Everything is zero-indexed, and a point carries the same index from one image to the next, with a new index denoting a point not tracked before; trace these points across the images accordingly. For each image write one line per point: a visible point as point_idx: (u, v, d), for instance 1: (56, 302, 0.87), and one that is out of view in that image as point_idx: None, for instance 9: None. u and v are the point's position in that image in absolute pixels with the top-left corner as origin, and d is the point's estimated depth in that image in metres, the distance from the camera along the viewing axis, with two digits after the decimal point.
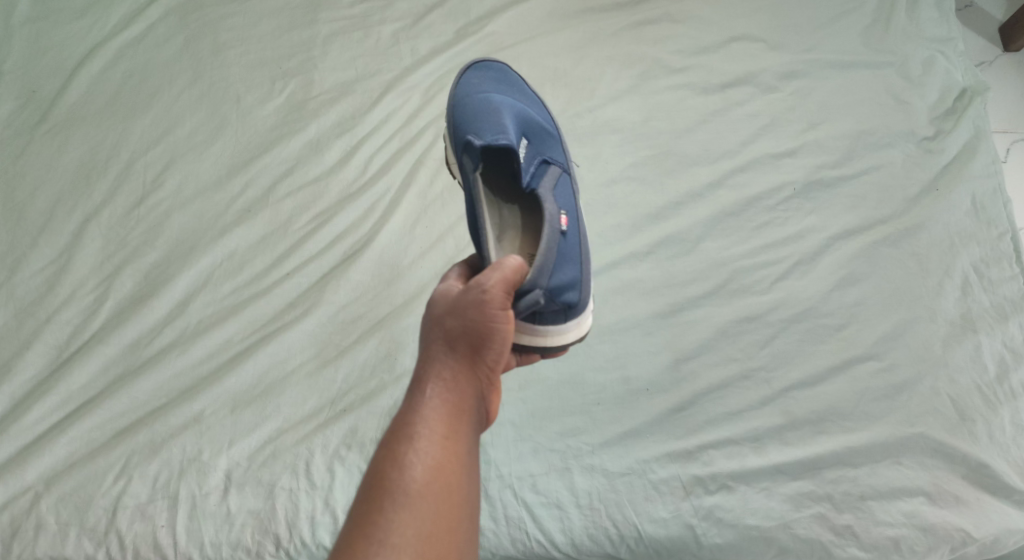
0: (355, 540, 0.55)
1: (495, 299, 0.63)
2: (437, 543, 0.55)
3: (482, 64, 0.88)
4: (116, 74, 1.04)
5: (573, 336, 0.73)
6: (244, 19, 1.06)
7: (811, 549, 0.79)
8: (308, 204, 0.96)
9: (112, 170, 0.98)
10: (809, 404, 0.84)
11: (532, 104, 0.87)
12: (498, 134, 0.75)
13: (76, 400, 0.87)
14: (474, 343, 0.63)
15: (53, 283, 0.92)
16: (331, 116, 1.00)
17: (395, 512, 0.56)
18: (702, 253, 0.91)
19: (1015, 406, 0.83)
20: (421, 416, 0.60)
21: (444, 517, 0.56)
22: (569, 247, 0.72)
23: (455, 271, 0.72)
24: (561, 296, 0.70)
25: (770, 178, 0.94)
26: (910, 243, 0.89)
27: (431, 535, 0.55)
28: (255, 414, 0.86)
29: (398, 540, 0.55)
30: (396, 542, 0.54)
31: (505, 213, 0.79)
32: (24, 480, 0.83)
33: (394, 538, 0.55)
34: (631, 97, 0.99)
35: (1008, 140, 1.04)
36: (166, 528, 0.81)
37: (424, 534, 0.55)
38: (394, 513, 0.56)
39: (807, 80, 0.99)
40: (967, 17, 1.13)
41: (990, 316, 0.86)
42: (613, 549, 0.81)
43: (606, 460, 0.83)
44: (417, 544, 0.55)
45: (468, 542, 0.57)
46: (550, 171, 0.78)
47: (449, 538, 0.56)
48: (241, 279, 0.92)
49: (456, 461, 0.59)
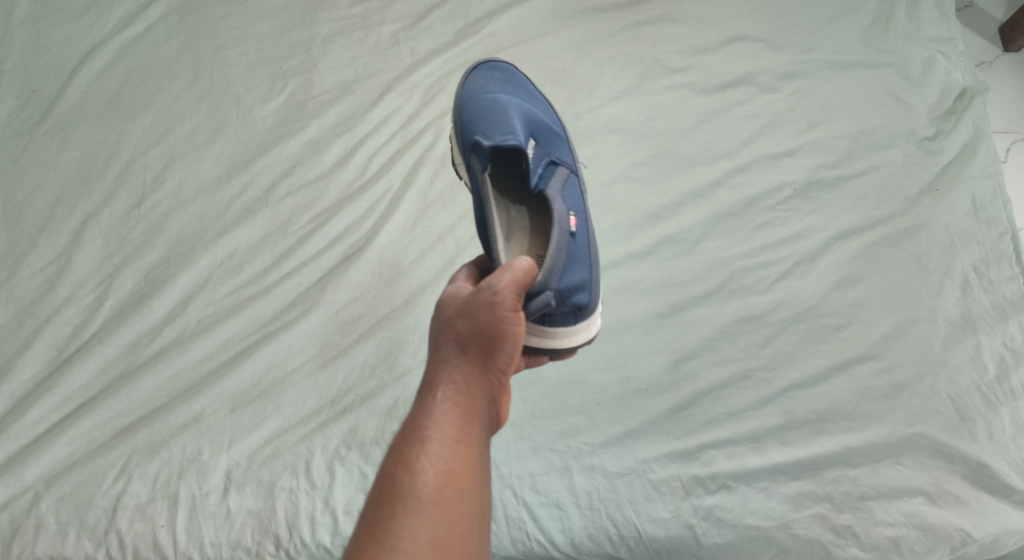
0: (365, 546, 0.54)
1: (506, 300, 0.63)
2: (450, 550, 0.54)
3: (490, 64, 0.88)
4: (116, 74, 1.04)
5: (582, 338, 0.73)
6: (244, 20, 1.06)
7: (811, 550, 0.79)
8: (308, 204, 0.96)
9: (112, 169, 0.98)
10: (809, 404, 0.84)
11: (539, 104, 0.87)
12: (507, 134, 0.75)
13: (76, 400, 0.87)
14: (485, 345, 0.63)
15: (54, 283, 0.92)
16: (331, 116, 1.00)
17: (407, 518, 0.55)
18: (702, 253, 0.91)
19: (1014, 406, 0.83)
20: (432, 419, 0.60)
21: (456, 522, 0.56)
22: (578, 249, 0.72)
23: (463, 272, 0.72)
24: (571, 298, 0.70)
25: (770, 178, 0.94)
26: (910, 243, 0.89)
27: (445, 541, 0.55)
28: (255, 414, 0.86)
29: (409, 547, 0.54)
30: (408, 548, 0.54)
31: (513, 214, 0.79)
32: (24, 480, 0.83)
33: (405, 544, 0.54)
34: (631, 97, 0.99)
35: (1008, 140, 1.04)
36: (166, 528, 0.81)
37: (437, 541, 0.54)
38: (405, 519, 0.55)
39: (807, 81, 0.99)
40: (967, 17, 1.13)
41: (990, 315, 0.86)
42: (613, 549, 0.81)
43: (606, 460, 0.83)
44: (429, 550, 0.54)
45: (480, 548, 0.57)
46: (558, 172, 0.78)
47: (461, 545, 0.55)
48: (242, 278, 0.92)
49: (468, 465, 0.58)
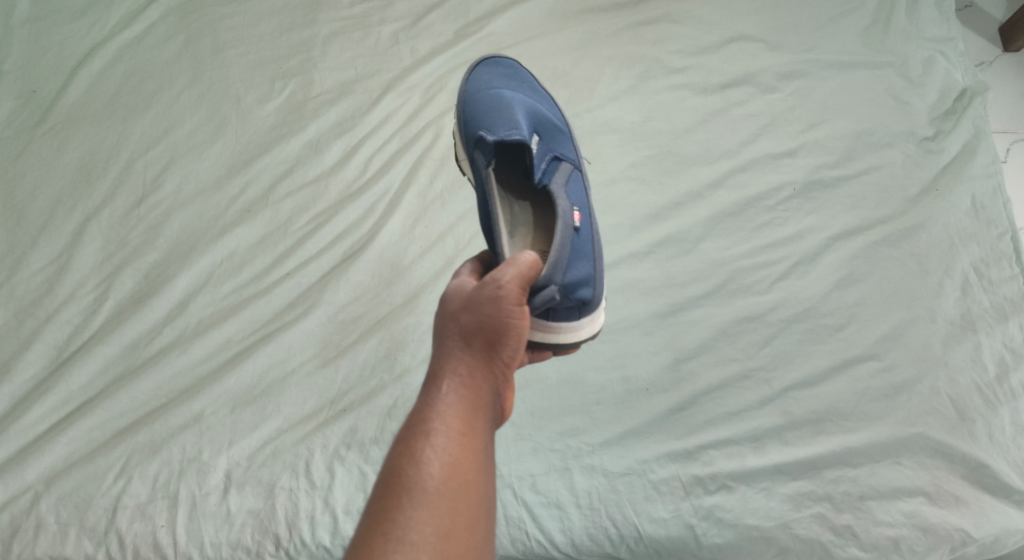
0: (372, 537, 0.54)
1: (511, 295, 0.63)
2: (456, 542, 0.54)
3: (493, 61, 0.88)
4: (116, 75, 1.04)
5: (585, 333, 0.73)
6: (244, 20, 1.06)
7: (811, 550, 0.79)
8: (308, 203, 0.96)
9: (112, 169, 0.98)
10: (809, 404, 0.84)
11: (542, 101, 0.86)
12: (511, 129, 0.75)
13: (76, 400, 0.87)
14: (490, 338, 0.63)
15: (54, 283, 0.92)
16: (331, 115, 1.00)
17: (413, 509, 0.55)
18: (701, 253, 0.91)
19: (1014, 406, 0.83)
20: (437, 412, 0.60)
21: (462, 514, 0.55)
22: (582, 244, 0.72)
23: (467, 267, 0.72)
24: (576, 293, 0.70)
25: (769, 178, 0.94)
26: (910, 243, 0.89)
27: (450, 533, 0.55)
28: (255, 414, 0.86)
29: (415, 538, 0.54)
30: (414, 540, 0.54)
31: (517, 210, 0.79)
32: (24, 480, 0.83)
33: (412, 535, 0.54)
34: (630, 97, 0.99)
35: (1008, 140, 1.03)
36: (166, 528, 0.81)
37: (442, 532, 0.54)
38: (411, 510, 0.55)
39: (807, 80, 0.99)
40: (967, 17, 1.13)
41: (989, 315, 0.86)
42: (613, 549, 0.81)
43: (606, 460, 0.83)
44: (436, 542, 0.54)
45: (487, 540, 0.57)
46: (562, 167, 0.78)
47: (467, 536, 0.55)
48: (242, 278, 0.92)
49: (474, 458, 0.58)
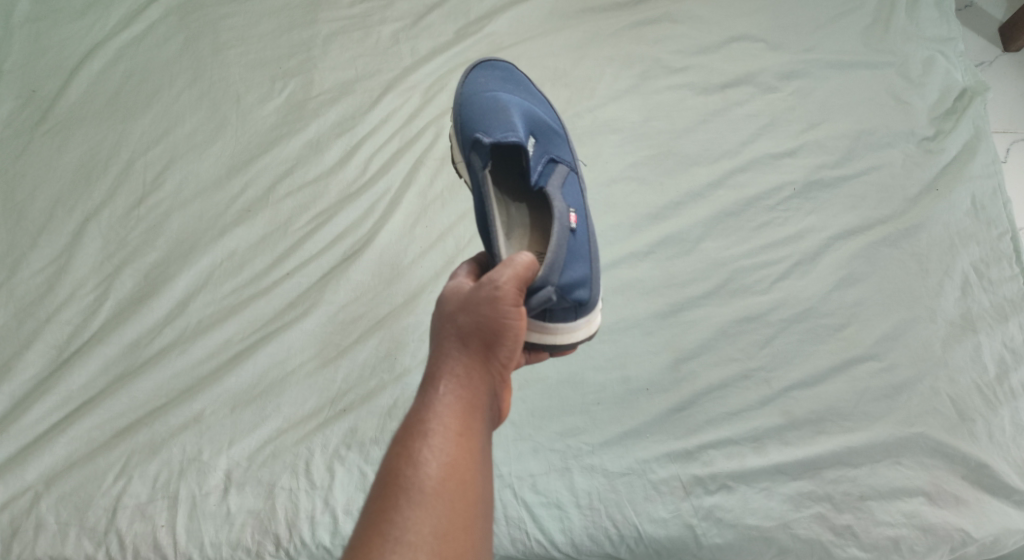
0: (369, 538, 0.54)
1: (508, 295, 0.63)
2: (454, 542, 0.54)
3: (490, 63, 0.88)
4: (116, 74, 1.04)
5: (582, 334, 0.73)
6: (244, 20, 1.06)
7: (811, 550, 0.79)
8: (308, 203, 0.96)
9: (112, 170, 0.98)
10: (809, 404, 0.84)
11: (539, 103, 0.86)
12: (507, 131, 0.76)
13: (75, 400, 0.87)
14: (486, 339, 0.63)
15: (54, 283, 0.92)
16: (332, 115, 1.00)
17: (411, 510, 0.55)
18: (701, 253, 0.91)
19: (1014, 406, 0.83)
20: (435, 412, 0.60)
21: (460, 514, 0.56)
22: (579, 244, 0.72)
23: (464, 268, 0.72)
24: (572, 294, 0.70)
25: (770, 178, 0.94)
26: (910, 243, 0.89)
27: (448, 533, 0.55)
28: (255, 414, 0.86)
29: (413, 538, 0.54)
30: (412, 540, 0.54)
31: (513, 211, 0.79)
32: (24, 480, 0.83)
33: (409, 535, 0.54)
34: (631, 97, 0.99)
35: (1007, 140, 1.03)
36: (166, 528, 0.81)
37: (440, 532, 0.54)
38: (409, 510, 0.55)
39: (806, 81, 0.99)
40: (967, 17, 1.13)
41: (989, 315, 0.86)
42: (613, 549, 0.81)
43: (606, 460, 0.83)
44: (433, 543, 0.54)
45: (484, 540, 0.57)
46: (558, 169, 0.78)
47: (466, 537, 0.55)
48: (242, 278, 0.92)
49: (471, 458, 0.58)
